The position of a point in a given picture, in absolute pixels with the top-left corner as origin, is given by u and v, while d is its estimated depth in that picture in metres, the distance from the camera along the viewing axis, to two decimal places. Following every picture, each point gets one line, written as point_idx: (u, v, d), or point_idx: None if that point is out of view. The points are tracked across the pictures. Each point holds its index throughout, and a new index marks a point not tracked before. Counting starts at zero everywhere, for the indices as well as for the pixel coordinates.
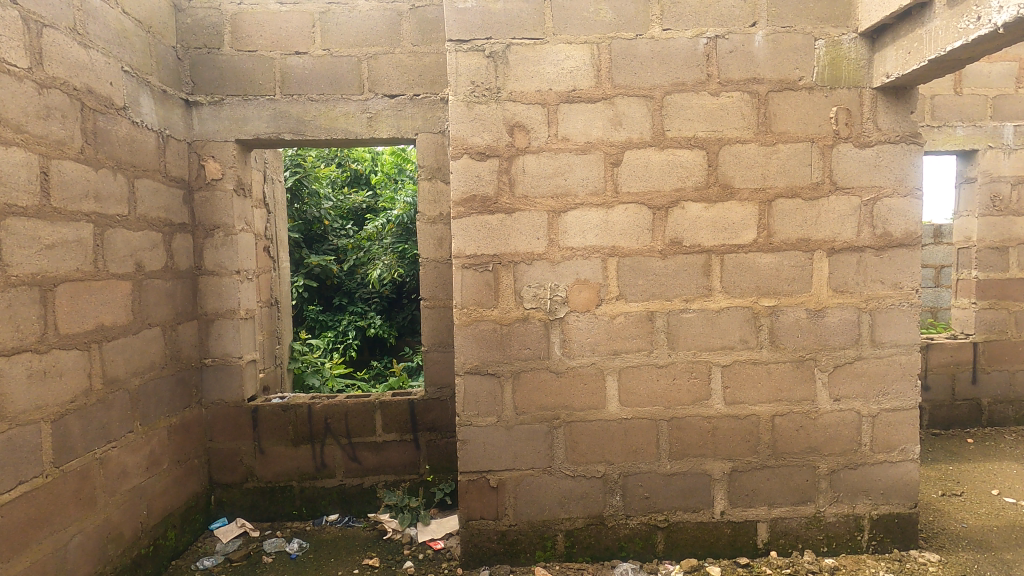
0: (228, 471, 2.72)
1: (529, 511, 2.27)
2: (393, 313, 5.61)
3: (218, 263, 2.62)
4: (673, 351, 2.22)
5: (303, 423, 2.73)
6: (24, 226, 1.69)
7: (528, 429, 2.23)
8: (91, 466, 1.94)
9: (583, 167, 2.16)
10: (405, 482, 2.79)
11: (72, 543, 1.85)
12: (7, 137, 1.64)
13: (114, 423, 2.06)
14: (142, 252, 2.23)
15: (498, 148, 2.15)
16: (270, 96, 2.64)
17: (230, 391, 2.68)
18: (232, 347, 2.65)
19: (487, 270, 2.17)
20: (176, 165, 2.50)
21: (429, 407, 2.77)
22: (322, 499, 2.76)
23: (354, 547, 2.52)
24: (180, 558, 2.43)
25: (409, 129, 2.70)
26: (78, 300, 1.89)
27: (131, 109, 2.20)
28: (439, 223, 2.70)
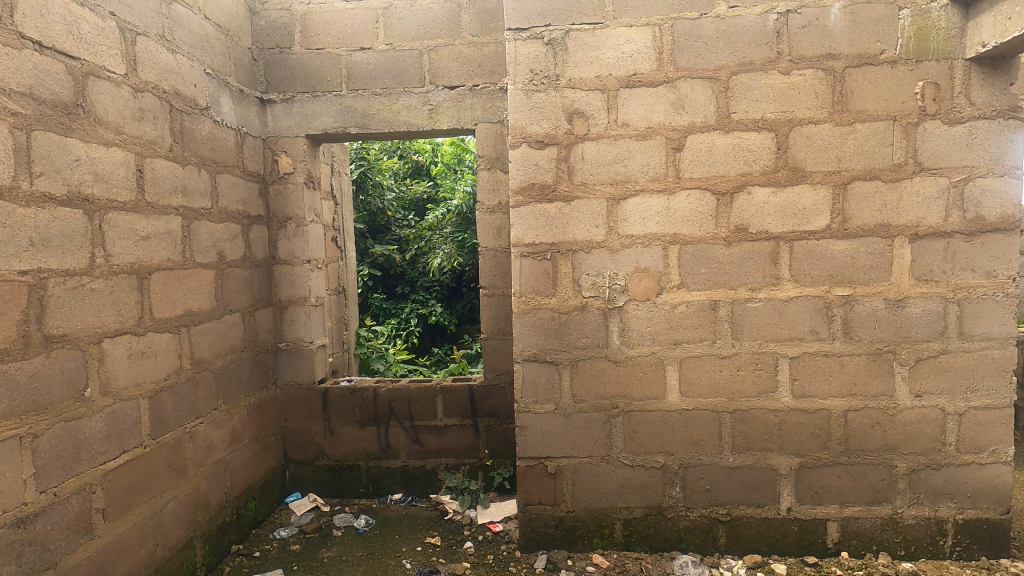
0: (301, 449, 2.89)
1: (587, 498, 2.28)
2: (454, 301, 5.73)
3: (290, 253, 2.77)
4: (737, 342, 2.15)
5: (369, 405, 2.86)
6: (124, 219, 1.85)
7: (586, 417, 2.23)
8: (182, 440, 2.12)
9: (644, 153, 2.12)
10: (465, 465, 2.86)
11: (167, 509, 2.04)
12: (108, 138, 1.80)
13: (201, 401, 2.24)
14: (223, 242, 2.39)
15: (556, 136, 2.14)
16: (337, 92, 2.75)
17: (302, 374, 2.83)
18: (304, 332, 2.80)
19: (546, 258, 2.18)
20: (252, 161, 2.66)
21: (488, 394, 2.82)
22: (386, 479, 2.89)
23: (417, 526, 2.62)
24: (259, 527, 2.61)
25: (469, 119, 2.74)
26: (169, 287, 2.06)
27: (212, 108, 2.35)
28: (498, 212, 2.73)
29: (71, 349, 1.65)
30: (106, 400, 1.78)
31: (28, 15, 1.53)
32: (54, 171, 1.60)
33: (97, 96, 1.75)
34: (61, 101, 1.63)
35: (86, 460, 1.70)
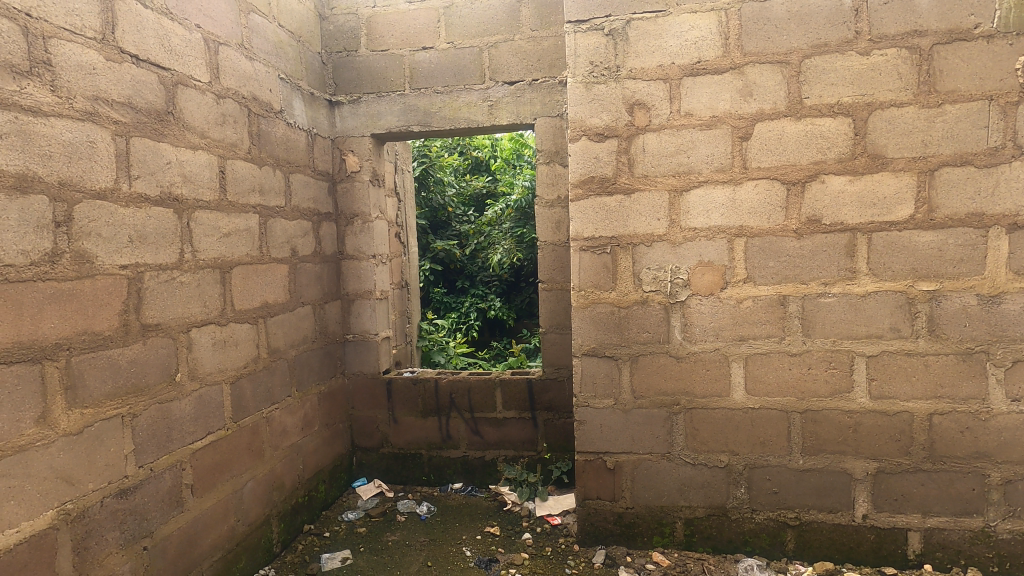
0: (367, 436, 3.01)
1: (647, 495, 2.25)
2: (512, 296, 5.77)
3: (357, 248, 2.89)
4: (808, 339, 2.05)
5: (430, 396, 2.94)
6: (208, 217, 2.00)
7: (646, 413, 2.20)
8: (260, 424, 2.26)
9: (708, 143, 2.06)
10: (524, 458, 2.89)
11: (247, 488, 2.18)
12: (195, 142, 1.94)
13: (276, 387, 2.38)
14: (296, 238, 2.53)
15: (617, 128, 2.11)
16: (400, 91, 2.83)
17: (368, 364, 2.95)
18: (369, 324, 2.92)
19: (606, 252, 2.16)
20: (322, 160, 2.79)
21: (547, 387, 2.83)
22: (447, 468, 2.96)
23: (477, 515, 2.68)
24: (329, 509, 2.75)
25: (528, 114, 2.74)
26: (248, 281, 2.20)
27: (286, 112, 2.49)
28: (557, 206, 2.73)
29: (163, 337, 1.80)
30: (194, 384, 1.92)
31: (126, 31, 1.68)
32: (148, 174, 1.74)
33: (184, 103, 1.89)
34: (155, 109, 1.78)
35: (176, 440, 1.85)
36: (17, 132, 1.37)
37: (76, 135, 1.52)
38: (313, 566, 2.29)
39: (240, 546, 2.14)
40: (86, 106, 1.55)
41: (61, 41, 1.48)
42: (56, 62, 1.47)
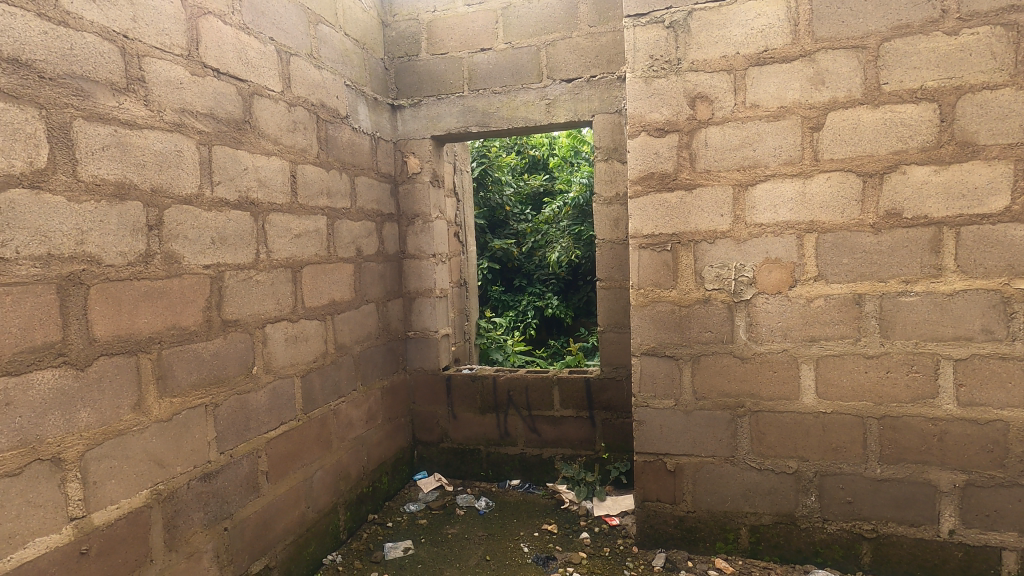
0: (428, 431, 3.09)
1: (709, 499, 2.18)
2: (570, 294, 5.74)
3: (418, 247, 2.97)
4: (887, 341, 1.93)
5: (489, 393, 2.98)
6: (281, 219, 2.11)
7: (708, 415, 2.14)
8: (328, 416, 2.37)
9: (776, 135, 1.97)
10: (581, 457, 2.87)
11: (316, 476, 2.30)
12: (270, 149, 2.06)
13: (343, 381, 2.49)
14: (361, 239, 2.63)
15: (678, 123, 2.06)
16: (460, 93, 2.88)
17: (429, 361, 3.03)
18: (430, 321, 2.99)
19: (666, 250, 2.11)
20: (385, 163, 2.88)
21: (605, 387, 2.80)
22: (505, 464, 2.99)
23: (535, 513, 2.69)
24: (392, 500, 2.85)
25: (586, 111, 2.73)
26: (317, 279, 2.31)
27: (351, 117, 2.59)
28: (615, 203, 2.70)
29: (242, 332, 1.92)
30: (268, 376, 2.04)
31: (208, 47, 1.80)
32: (228, 179, 1.87)
33: (260, 112, 2.01)
34: (234, 119, 1.90)
35: (253, 429, 1.97)
36: (116, 144, 1.50)
37: (165, 145, 1.64)
38: (377, 554, 2.39)
39: (310, 532, 2.25)
40: (174, 117, 1.67)
41: (153, 59, 1.61)
42: (148, 78, 1.59)
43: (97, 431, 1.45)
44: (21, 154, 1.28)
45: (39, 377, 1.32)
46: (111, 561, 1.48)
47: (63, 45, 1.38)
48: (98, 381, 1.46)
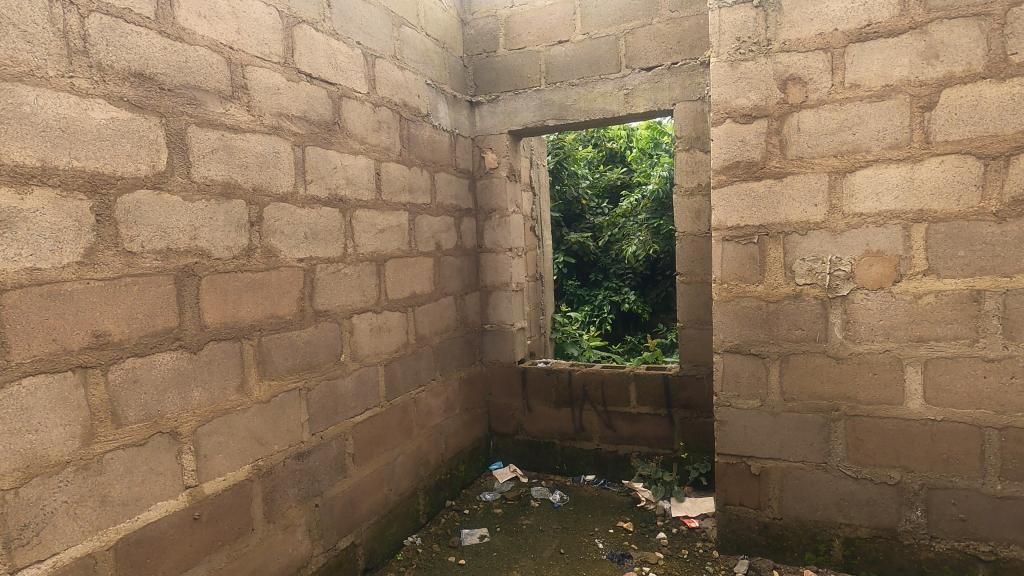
0: (504, 423, 3.13)
1: (798, 507, 2.06)
2: (648, 289, 5.60)
3: (495, 242, 3.01)
4: (1011, 343, 1.73)
5: (564, 387, 2.98)
6: (367, 215, 2.22)
7: (797, 418, 2.02)
8: (409, 404, 2.47)
9: (879, 117, 1.82)
10: (659, 456, 2.80)
11: (397, 461, 2.40)
12: (356, 148, 2.17)
13: (423, 371, 2.58)
14: (440, 233, 2.71)
15: (767, 107, 1.95)
16: (537, 87, 2.88)
17: (505, 353, 3.07)
18: (506, 314, 3.03)
19: (752, 242, 2.01)
20: (463, 159, 2.94)
21: (684, 384, 2.72)
22: (580, 459, 2.98)
23: (610, 509, 2.67)
24: (468, 489, 2.92)
25: (667, 100, 2.64)
26: (399, 272, 2.41)
27: (432, 115, 2.66)
28: (697, 194, 2.60)
29: (331, 322, 2.04)
30: (355, 364, 2.16)
31: (303, 54, 1.92)
32: (319, 178, 1.98)
33: (348, 113, 2.12)
34: (324, 120, 2.01)
35: (341, 413, 2.09)
36: (222, 147, 1.63)
37: (265, 147, 1.77)
38: (454, 539, 2.46)
39: (392, 513, 2.36)
40: (273, 121, 1.80)
41: (254, 67, 1.74)
42: (250, 86, 1.72)
43: (207, 409, 1.60)
44: (146, 158, 1.43)
45: (160, 358, 1.47)
46: (219, 527, 1.63)
47: (180, 59, 1.52)
48: (208, 363, 1.60)
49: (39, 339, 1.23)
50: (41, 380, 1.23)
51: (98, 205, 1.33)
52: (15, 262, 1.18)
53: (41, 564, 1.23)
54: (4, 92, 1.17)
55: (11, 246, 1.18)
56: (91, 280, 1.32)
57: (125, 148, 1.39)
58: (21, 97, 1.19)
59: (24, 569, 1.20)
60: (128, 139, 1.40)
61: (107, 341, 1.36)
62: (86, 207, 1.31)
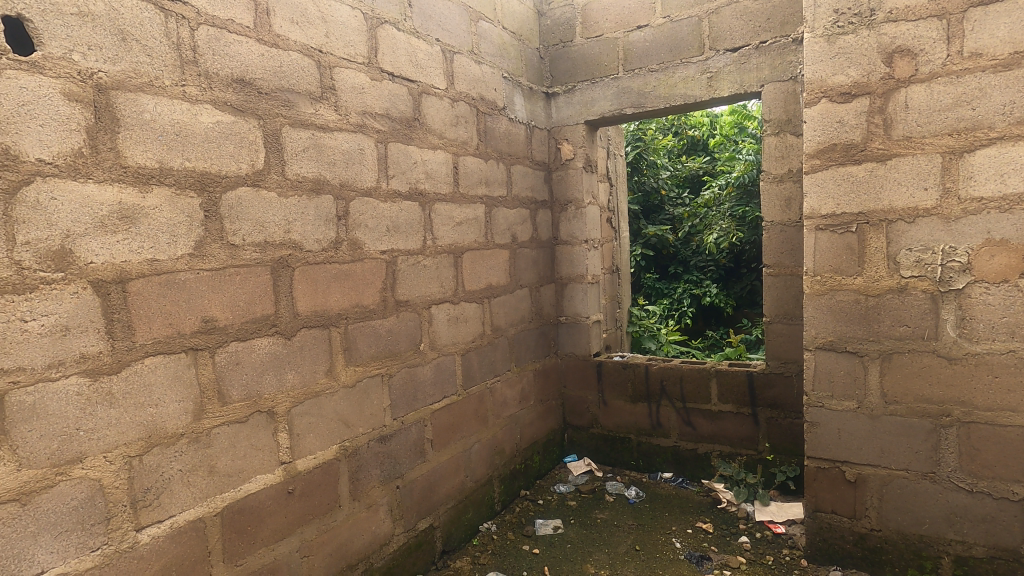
0: (579, 416, 3.12)
1: (900, 519, 1.90)
2: (732, 282, 5.35)
3: (571, 234, 2.99)
4: None
5: (641, 382, 2.91)
6: (445, 208, 2.28)
7: (900, 422, 1.85)
8: (484, 393, 2.52)
9: (1005, 89, 1.62)
10: (742, 456, 2.68)
11: (474, 448, 2.46)
12: (435, 143, 2.22)
13: (498, 361, 2.62)
14: (516, 226, 2.73)
15: (869, 84, 1.79)
16: (614, 75, 2.82)
17: (580, 346, 3.04)
18: (582, 307, 3.00)
19: (849, 231, 1.86)
20: (539, 151, 2.94)
21: (771, 383, 2.57)
22: (657, 456, 2.91)
23: (688, 509, 2.58)
24: (542, 480, 2.94)
25: (754, 81, 2.50)
26: (476, 264, 2.45)
27: (508, 108, 2.68)
28: (787, 181, 2.44)
29: (411, 311, 2.12)
30: (433, 353, 2.23)
31: (385, 54, 1.99)
32: (401, 173, 2.06)
33: (427, 109, 2.18)
34: (406, 117, 2.08)
35: (421, 400, 2.17)
36: (313, 146, 1.73)
37: (351, 144, 1.86)
38: (529, 529, 2.49)
39: (468, 499, 2.42)
40: (358, 119, 1.89)
41: (341, 69, 1.83)
42: (338, 86, 1.82)
43: (300, 391, 1.71)
44: (246, 158, 1.55)
45: (259, 343, 1.59)
46: (310, 501, 1.75)
47: (275, 64, 1.63)
48: (300, 349, 1.71)
49: (158, 323, 1.37)
50: (161, 360, 1.37)
51: (206, 202, 1.46)
52: (138, 254, 1.32)
53: (161, 523, 1.38)
54: (129, 102, 1.30)
55: (136, 240, 1.32)
56: (201, 270, 1.45)
57: (229, 149, 1.51)
58: (142, 105, 1.33)
59: (147, 527, 1.35)
60: (231, 141, 1.52)
61: (215, 326, 1.49)
62: (196, 204, 1.44)
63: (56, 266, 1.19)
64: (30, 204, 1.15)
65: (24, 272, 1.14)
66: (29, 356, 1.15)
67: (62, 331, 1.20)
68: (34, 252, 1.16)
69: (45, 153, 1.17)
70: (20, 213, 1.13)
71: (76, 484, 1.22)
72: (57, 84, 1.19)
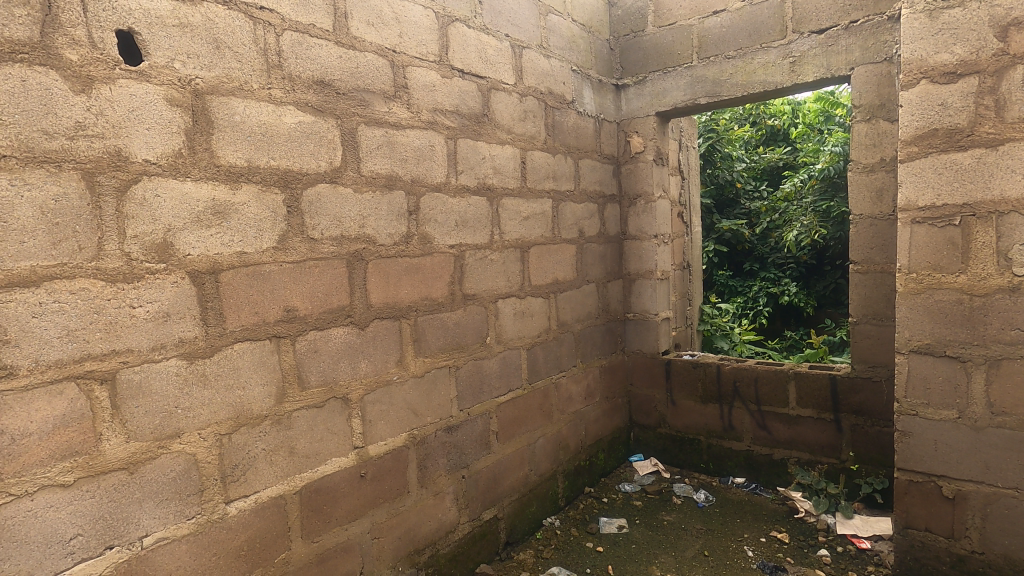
0: (645, 414, 3.05)
1: (1007, 543, 1.72)
2: (813, 281, 5.04)
3: (640, 228, 2.92)
4: None
5: (712, 382, 2.81)
6: (512, 203, 2.29)
7: (1009, 436, 1.68)
8: (550, 388, 2.52)
9: None
10: (822, 464, 2.52)
11: (538, 443, 2.47)
12: (503, 138, 2.24)
13: (564, 357, 2.61)
14: (584, 221, 2.70)
15: (978, 62, 1.63)
16: (688, 64, 2.72)
17: (648, 343, 2.97)
18: (650, 304, 2.93)
19: (951, 225, 1.70)
20: (608, 144, 2.89)
21: (856, 388, 2.41)
22: (728, 460, 2.80)
23: (762, 517, 2.47)
24: (607, 478, 2.90)
25: (842, 65, 2.33)
26: (543, 259, 2.45)
27: (576, 101, 2.65)
28: (878, 170, 2.27)
29: (479, 305, 2.15)
30: (499, 346, 2.25)
31: (456, 51, 2.03)
32: (469, 168, 2.09)
33: (496, 104, 2.20)
34: (475, 113, 2.11)
35: (486, 392, 2.20)
36: (386, 143, 1.80)
37: (422, 141, 1.91)
38: (593, 526, 2.47)
39: (532, 493, 2.43)
40: (429, 116, 1.93)
41: (414, 68, 1.88)
42: (410, 85, 1.87)
43: (372, 379, 1.78)
44: (325, 156, 1.63)
45: (335, 332, 1.67)
46: (380, 485, 1.82)
47: (352, 65, 1.70)
48: (373, 338, 1.78)
49: (246, 311, 1.47)
50: (247, 346, 1.47)
51: (289, 198, 1.55)
52: (229, 247, 1.42)
53: (247, 498, 1.48)
54: (222, 105, 1.40)
55: (227, 233, 1.42)
56: (284, 262, 1.54)
57: (309, 148, 1.59)
58: (233, 108, 1.42)
59: (235, 501, 1.46)
60: (312, 140, 1.60)
61: (295, 316, 1.58)
62: (280, 200, 1.53)
63: (159, 258, 1.30)
64: (138, 201, 1.26)
65: (132, 263, 1.26)
66: (136, 339, 1.27)
67: (164, 317, 1.31)
68: (141, 244, 1.27)
69: (151, 154, 1.28)
70: (130, 210, 1.25)
71: (174, 457, 1.34)
72: (161, 91, 1.30)
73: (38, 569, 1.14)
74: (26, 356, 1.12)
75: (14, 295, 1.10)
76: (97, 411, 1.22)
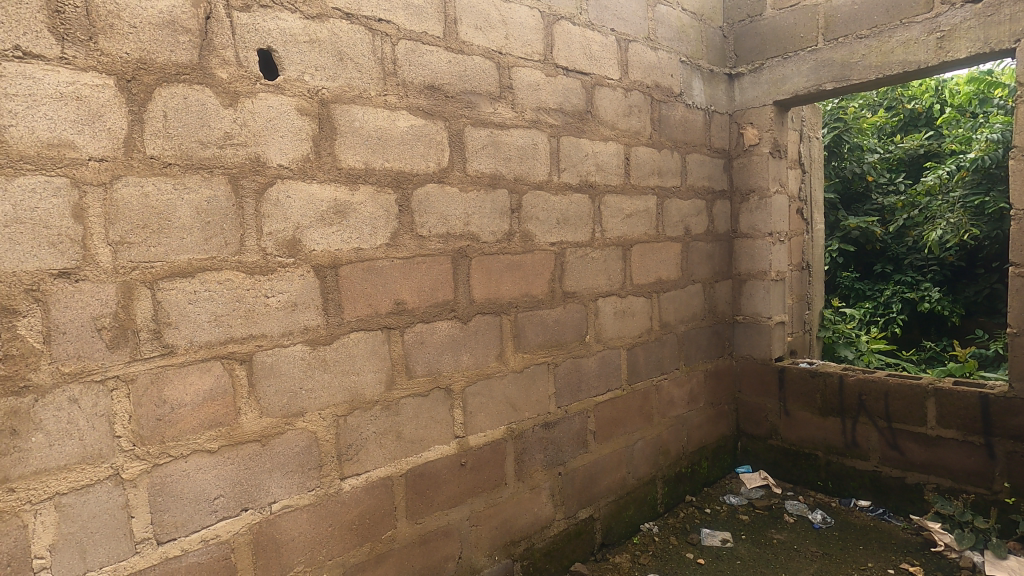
0: (755, 424, 2.86)
1: None
2: (960, 286, 4.47)
3: (752, 226, 2.75)
4: None
5: (833, 394, 2.57)
6: (615, 201, 2.26)
7: None
8: (650, 390, 2.45)
9: None
10: (968, 494, 2.22)
11: (637, 445, 2.41)
12: (607, 134, 2.21)
13: (666, 358, 2.52)
14: (690, 218, 2.59)
15: None
16: (812, 47, 2.51)
17: (759, 349, 2.79)
18: (762, 306, 2.75)
19: None
20: (719, 137, 2.74)
21: (1015, 409, 2.09)
22: (850, 480, 2.55)
23: (891, 546, 2.22)
24: (710, 487, 2.77)
25: (1005, 36, 2.04)
26: (646, 257, 2.39)
27: (685, 94, 2.55)
28: None
29: (579, 303, 2.14)
30: (598, 345, 2.23)
31: (560, 49, 2.03)
32: (572, 166, 2.09)
33: (600, 100, 2.17)
34: (578, 110, 2.10)
35: (585, 391, 2.19)
36: (491, 143, 1.84)
37: (525, 140, 1.94)
38: (694, 536, 2.37)
39: (629, 496, 2.38)
40: (533, 116, 1.96)
41: (518, 68, 1.91)
42: (515, 85, 1.90)
43: (473, 372, 1.84)
44: (434, 158, 1.71)
45: (439, 325, 1.75)
46: (479, 475, 1.88)
47: (460, 69, 1.76)
48: (474, 332, 1.84)
49: (361, 303, 1.58)
50: (362, 335, 1.59)
51: (401, 198, 1.64)
52: (347, 244, 1.54)
53: (359, 476, 1.59)
54: (344, 112, 1.52)
55: (346, 231, 1.54)
56: (394, 258, 1.64)
57: (420, 150, 1.68)
58: (354, 115, 1.54)
59: (349, 478, 1.58)
60: (422, 142, 1.68)
61: (404, 309, 1.67)
62: (393, 200, 1.63)
63: (289, 253, 1.44)
64: (273, 202, 1.41)
65: (267, 257, 1.40)
66: (269, 325, 1.42)
67: (292, 306, 1.45)
68: (274, 240, 1.42)
69: (284, 159, 1.42)
70: (266, 210, 1.40)
71: (299, 433, 1.48)
72: (292, 102, 1.43)
73: (190, 522, 1.31)
74: (182, 336, 1.29)
75: (175, 284, 1.27)
76: (237, 388, 1.38)
